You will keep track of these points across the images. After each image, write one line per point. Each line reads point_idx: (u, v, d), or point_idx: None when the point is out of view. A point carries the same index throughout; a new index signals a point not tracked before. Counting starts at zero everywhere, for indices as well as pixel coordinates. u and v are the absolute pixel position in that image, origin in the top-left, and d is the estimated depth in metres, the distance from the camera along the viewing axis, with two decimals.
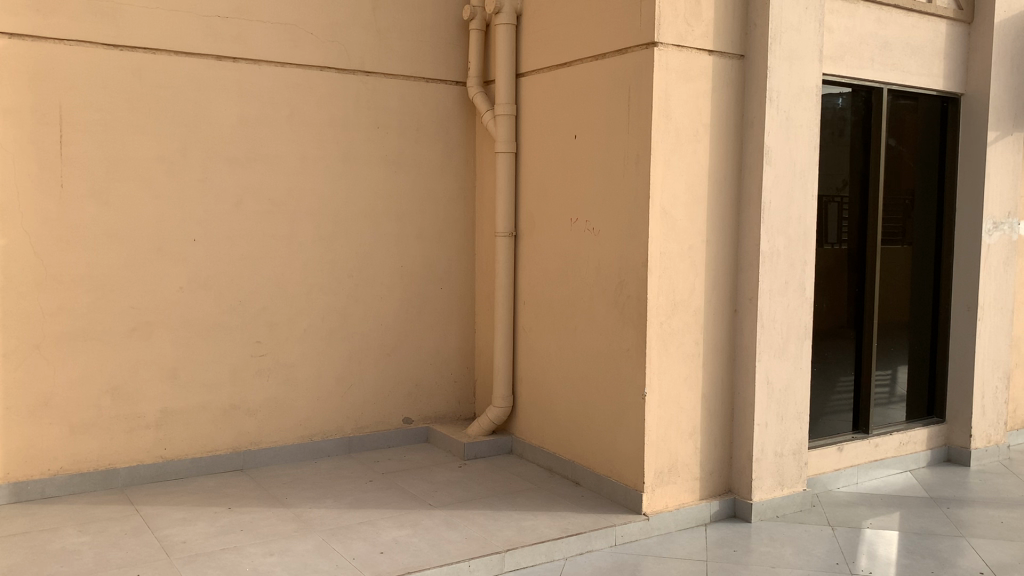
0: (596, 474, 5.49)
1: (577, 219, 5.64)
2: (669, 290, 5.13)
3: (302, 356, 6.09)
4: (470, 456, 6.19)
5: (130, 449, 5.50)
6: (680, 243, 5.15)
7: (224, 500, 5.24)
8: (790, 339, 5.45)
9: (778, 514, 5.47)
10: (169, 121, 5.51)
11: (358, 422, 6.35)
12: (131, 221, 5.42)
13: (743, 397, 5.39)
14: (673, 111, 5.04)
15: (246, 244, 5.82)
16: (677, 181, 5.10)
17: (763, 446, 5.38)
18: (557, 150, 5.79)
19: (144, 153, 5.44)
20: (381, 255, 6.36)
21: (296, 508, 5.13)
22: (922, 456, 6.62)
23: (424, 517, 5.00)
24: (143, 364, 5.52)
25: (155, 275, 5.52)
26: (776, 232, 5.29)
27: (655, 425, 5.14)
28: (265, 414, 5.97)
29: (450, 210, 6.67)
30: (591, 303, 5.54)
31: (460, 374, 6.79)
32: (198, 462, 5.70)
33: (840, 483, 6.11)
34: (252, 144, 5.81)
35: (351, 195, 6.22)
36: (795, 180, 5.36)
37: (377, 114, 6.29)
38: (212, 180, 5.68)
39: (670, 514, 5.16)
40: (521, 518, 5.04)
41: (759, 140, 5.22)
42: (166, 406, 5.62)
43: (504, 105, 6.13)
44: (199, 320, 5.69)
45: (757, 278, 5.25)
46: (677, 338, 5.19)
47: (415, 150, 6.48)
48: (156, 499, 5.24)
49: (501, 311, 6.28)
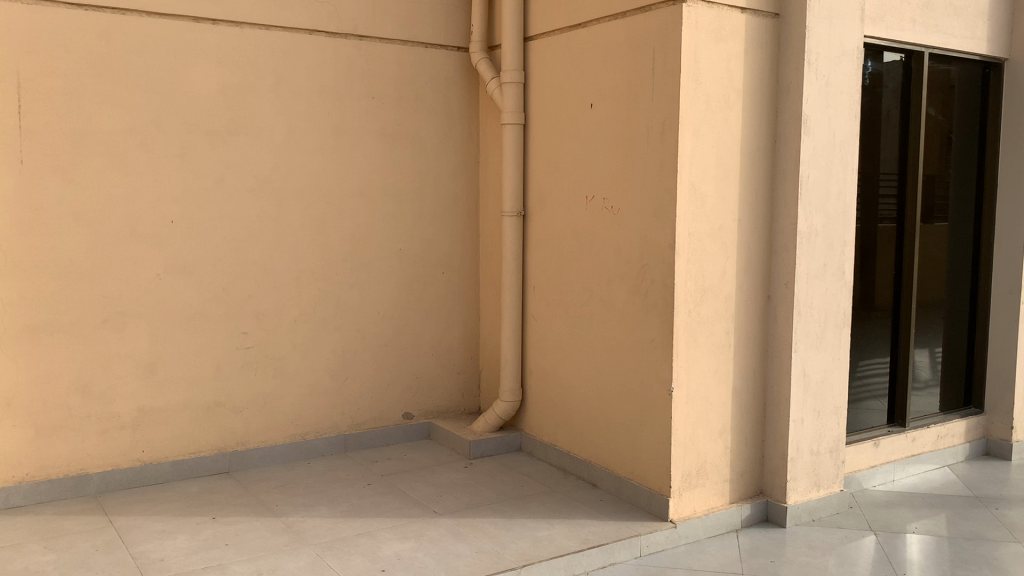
0: (616, 475, 5.03)
1: (593, 196, 5.14)
2: (698, 275, 4.64)
3: (293, 348, 5.59)
4: (477, 454, 5.72)
5: (104, 452, 5.01)
6: (710, 223, 4.64)
7: (208, 509, 4.75)
8: (829, 327, 4.97)
9: (814, 517, 5.02)
10: (141, 90, 4.97)
11: (354, 418, 5.86)
12: (101, 202, 4.90)
13: (778, 390, 4.91)
14: (703, 75, 4.53)
15: (229, 226, 5.30)
16: (707, 153, 4.59)
17: (799, 445, 4.92)
18: (571, 120, 5.28)
19: (114, 125, 4.90)
20: (378, 239, 5.85)
21: (287, 518, 4.64)
22: (960, 450, 6.17)
23: (428, 528, 4.52)
24: (117, 358, 5.02)
25: (129, 261, 5.00)
26: (815, 210, 4.81)
27: (683, 423, 4.67)
28: (253, 412, 5.48)
29: (452, 188, 6.15)
30: (609, 290, 5.05)
31: (464, 366, 6.31)
32: (181, 464, 5.22)
33: (876, 481, 5.66)
34: (235, 115, 5.28)
35: (344, 172, 5.70)
36: (834, 152, 4.86)
37: (371, 82, 5.75)
38: (191, 156, 5.15)
39: (699, 520, 4.70)
40: (536, 527, 4.56)
41: (795, 108, 4.72)
42: (144, 405, 5.12)
43: (511, 72, 5.60)
44: (178, 310, 5.18)
45: (794, 260, 4.75)
46: (706, 328, 4.70)
47: (414, 122, 5.96)
48: (131, 508, 4.75)
49: (508, 297, 5.78)
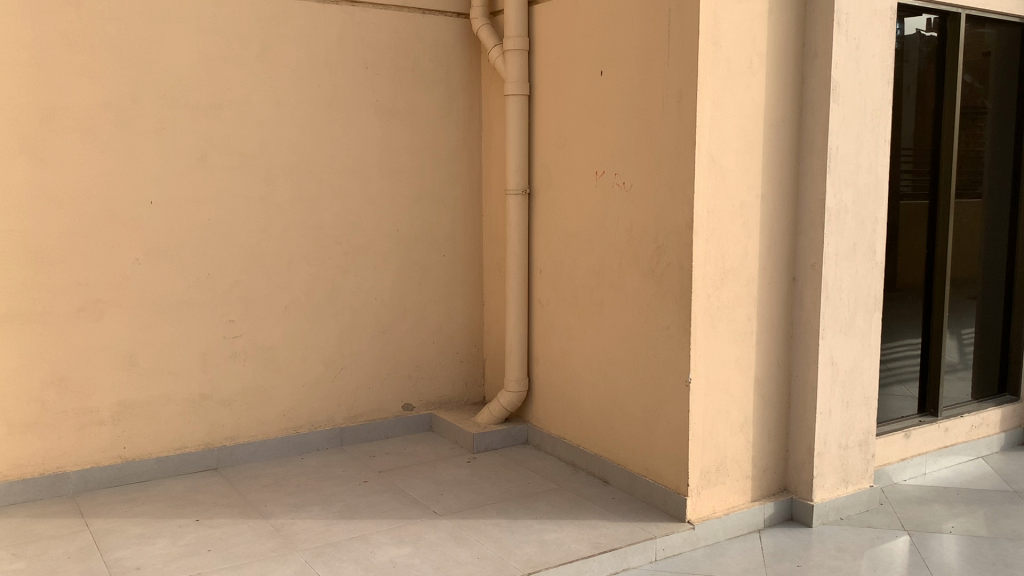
0: (629, 472, 4.69)
1: (603, 171, 4.76)
2: (718, 256, 4.26)
3: (284, 337, 5.26)
4: (480, 448, 5.40)
5: (82, 448, 4.70)
6: (730, 199, 4.27)
7: (191, 510, 4.43)
8: (858, 312, 4.61)
9: (842, 516, 4.67)
10: (115, 61, 4.61)
11: (351, 411, 5.54)
12: (74, 182, 4.55)
13: (803, 380, 4.55)
14: (723, 37, 4.14)
15: (214, 208, 4.96)
16: (728, 123, 4.21)
17: (826, 438, 4.57)
18: (579, 89, 4.90)
19: (86, 99, 4.55)
20: (374, 220, 5.51)
21: (276, 520, 4.32)
22: (995, 440, 5.81)
23: (426, 531, 4.19)
24: (94, 349, 4.69)
25: (106, 246, 4.67)
26: (844, 184, 4.44)
27: (702, 417, 4.32)
28: (242, 404, 5.16)
29: (452, 164, 5.79)
30: (621, 273, 4.69)
31: (468, 354, 5.98)
32: (166, 461, 4.91)
33: (907, 475, 5.31)
34: (217, 88, 4.92)
35: (336, 148, 5.34)
36: (865, 122, 4.48)
37: (365, 51, 5.38)
38: (171, 132, 4.80)
39: (718, 520, 4.35)
40: (543, 529, 4.23)
41: (823, 73, 4.33)
42: (124, 398, 4.80)
43: (514, 39, 5.22)
44: (161, 298, 4.85)
45: (822, 240, 4.38)
46: (727, 314, 4.33)
47: (411, 94, 5.59)
48: (110, 510, 4.44)
49: (513, 280, 5.43)
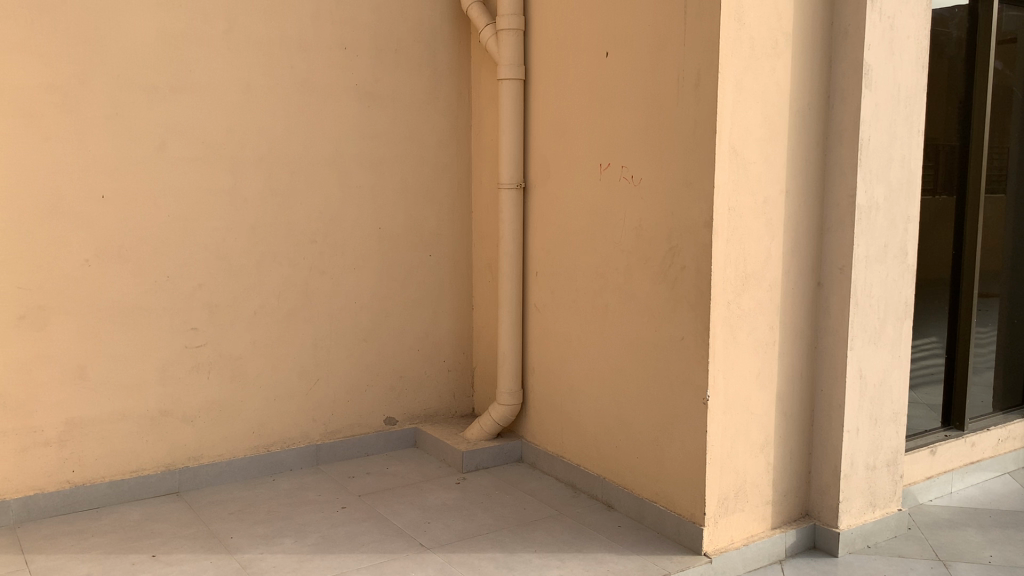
0: (637, 497, 4.25)
1: (608, 164, 4.31)
2: (738, 259, 3.81)
3: (254, 346, 4.76)
4: (470, 467, 4.94)
5: (25, 473, 4.18)
6: (753, 195, 3.82)
7: (148, 543, 3.93)
8: (889, 319, 4.18)
9: (869, 543, 4.25)
10: (62, 36, 4.08)
11: (328, 426, 5.06)
12: (12, 172, 4.02)
13: (828, 396, 4.12)
14: (746, 14, 3.68)
15: (175, 203, 4.45)
16: (751, 110, 3.76)
17: (853, 459, 4.14)
18: (582, 73, 4.43)
19: (28, 79, 4.02)
20: (353, 217, 5.03)
21: (242, 555, 3.83)
22: (1021, 455, 5.40)
23: (413, 568, 3.72)
24: (38, 362, 4.17)
25: (51, 245, 4.14)
26: (876, 179, 4.01)
27: (719, 438, 3.87)
28: (206, 421, 4.66)
29: (438, 156, 5.32)
30: (627, 277, 4.24)
31: (455, 362, 5.52)
32: (121, 485, 4.41)
33: (933, 495, 4.90)
34: (179, 69, 4.41)
35: (312, 138, 4.85)
36: (900, 111, 4.06)
37: (343, 31, 4.89)
38: (127, 118, 4.29)
39: (738, 552, 3.91)
40: (544, 565, 3.78)
41: (855, 56, 3.89)
42: (72, 416, 4.28)
43: (509, 17, 4.75)
44: (115, 303, 4.34)
45: (851, 240, 3.95)
46: (748, 323, 3.89)
47: (395, 79, 5.11)
48: (56, 544, 3.93)
49: (505, 282, 4.97)
